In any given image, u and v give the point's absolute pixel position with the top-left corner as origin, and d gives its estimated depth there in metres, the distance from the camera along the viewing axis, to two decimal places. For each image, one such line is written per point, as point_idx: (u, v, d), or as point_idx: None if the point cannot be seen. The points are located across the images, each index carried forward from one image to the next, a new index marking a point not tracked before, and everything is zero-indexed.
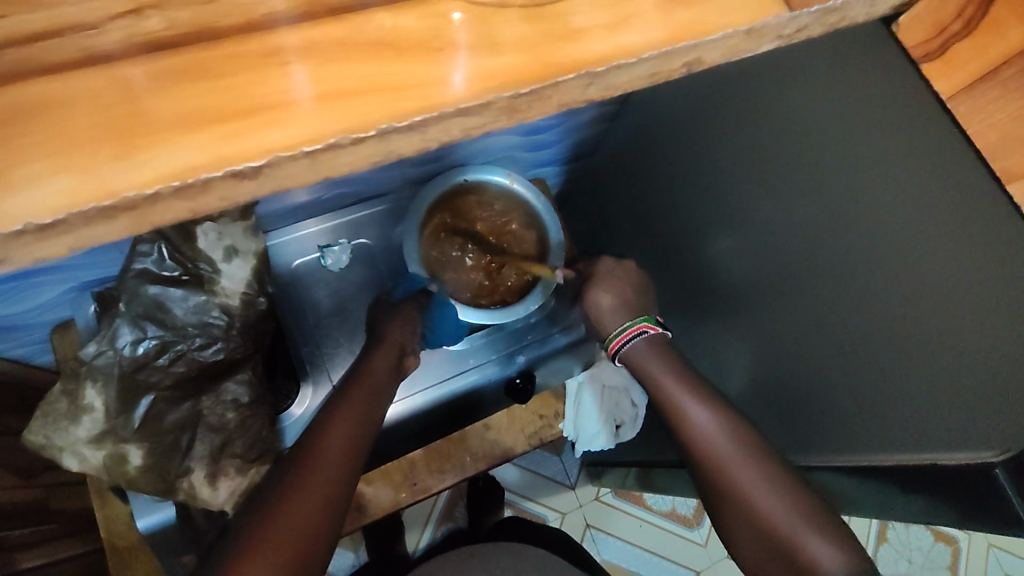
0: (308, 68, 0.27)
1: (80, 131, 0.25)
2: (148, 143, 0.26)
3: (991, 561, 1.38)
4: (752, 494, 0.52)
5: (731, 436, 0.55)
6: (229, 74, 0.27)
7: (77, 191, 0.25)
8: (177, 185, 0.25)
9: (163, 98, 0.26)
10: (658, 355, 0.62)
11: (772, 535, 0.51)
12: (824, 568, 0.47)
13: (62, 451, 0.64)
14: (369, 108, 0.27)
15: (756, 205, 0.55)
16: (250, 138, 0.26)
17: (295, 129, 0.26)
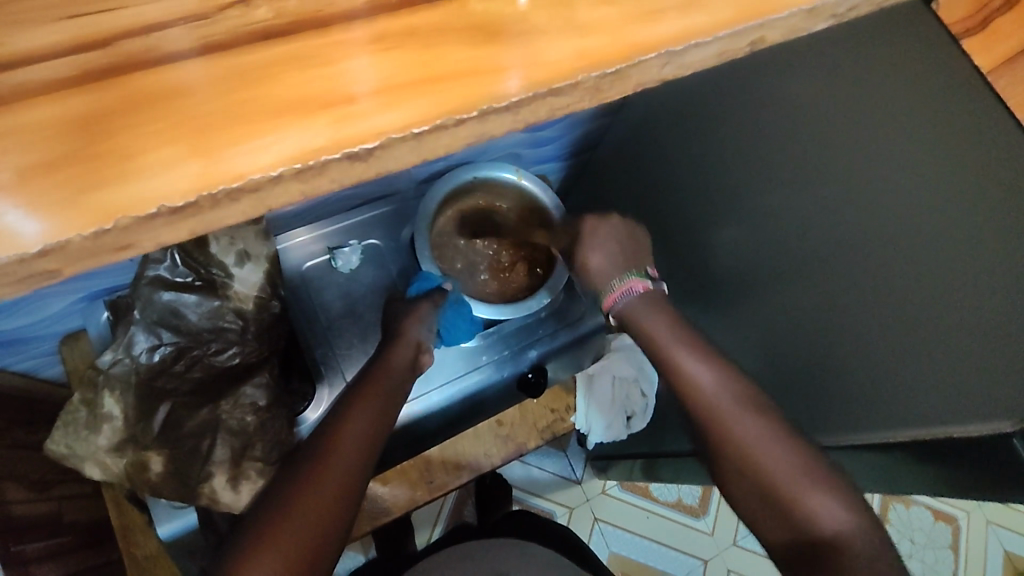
0: (389, 52, 0.21)
1: (135, 123, 0.19)
2: (221, 137, 0.20)
3: (991, 538, 1.40)
4: (754, 449, 0.47)
5: (731, 392, 0.50)
6: (319, 59, 0.21)
7: (132, 196, 0.19)
8: (299, 169, 0.20)
9: (238, 86, 0.20)
10: (652, 307, 0.56)
11: (772, 491, 0.46)
12: (827, 526, 0.43)
13: (84, 460, 0.64)
14: (469, 87, 0.21)
15: (758, 191, 0.55)
16: (351, 123, 0.20)
17: (397, 111, 0.21)
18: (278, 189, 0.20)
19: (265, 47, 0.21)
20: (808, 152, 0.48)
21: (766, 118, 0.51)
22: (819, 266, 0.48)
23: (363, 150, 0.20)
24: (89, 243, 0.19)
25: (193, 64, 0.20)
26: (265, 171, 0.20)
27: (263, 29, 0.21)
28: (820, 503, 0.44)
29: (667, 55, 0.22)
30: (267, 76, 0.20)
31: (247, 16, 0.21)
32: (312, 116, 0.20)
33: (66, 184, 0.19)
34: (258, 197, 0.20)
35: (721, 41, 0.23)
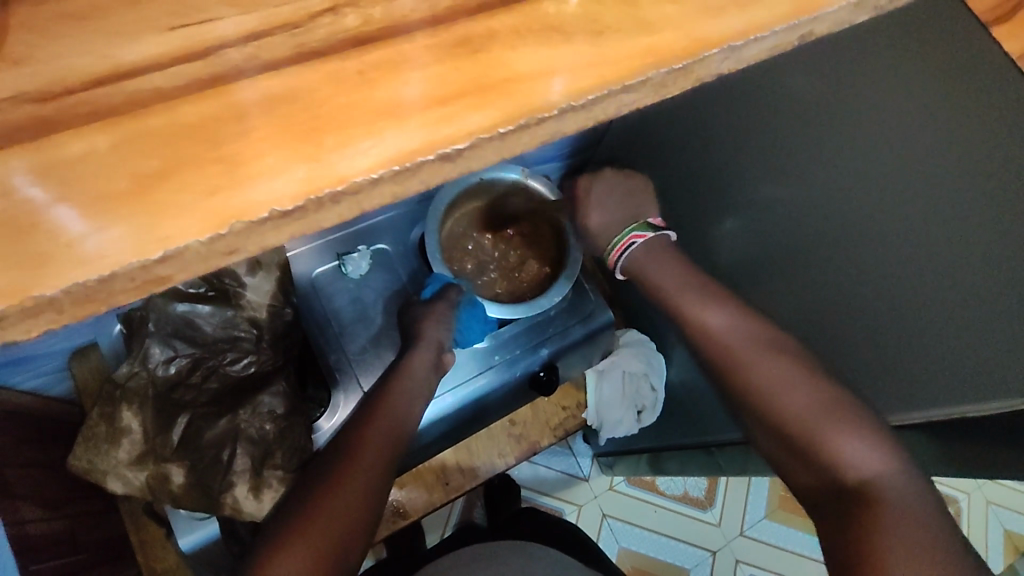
0: (476, 54, 0.17)
1: (170, 127, 0.15)
2: (275, 145, 0.15)
3: (992, 518, 1.42)
4: (774, 389, 0.49)
5: (745, 333, 0.53)
6: (402, 50, 0.16)
7: (161, 226, 0.14)
8: (398, 172, 0.16)
9: (289, 78, 0.16)
10: (662, 257, 0.62)
11: (791, 430, 0.48)
12: (848, 460, 0.44)
13: (106, 474, 0.65)
14: (551, 63, 0.17)
15: (762, 184, 0.55)
16: (427, 124, 0.16)
17: (481, 102, 0.16)
18: (369, 197, 0.16)
19: (355, 46, 0.16)
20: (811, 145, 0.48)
21: (771, 112, 0.51)
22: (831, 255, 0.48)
23: (452, 152, 0.16)
24: (202, 254, 0.15)
25: (282, 68, 0.16)
26: (367, 174, 0.15)
27: (349, 33, 0.16)
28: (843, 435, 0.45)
29: (726, 52, 0.19)
30: (356, 72, 0.16)
31: (340, 17, 0.16)
32: (409, 115, 0.16)
33: (147, 208, 0.14)
34: (350, 205, 0.16)
35: (780, 35, 0.20)
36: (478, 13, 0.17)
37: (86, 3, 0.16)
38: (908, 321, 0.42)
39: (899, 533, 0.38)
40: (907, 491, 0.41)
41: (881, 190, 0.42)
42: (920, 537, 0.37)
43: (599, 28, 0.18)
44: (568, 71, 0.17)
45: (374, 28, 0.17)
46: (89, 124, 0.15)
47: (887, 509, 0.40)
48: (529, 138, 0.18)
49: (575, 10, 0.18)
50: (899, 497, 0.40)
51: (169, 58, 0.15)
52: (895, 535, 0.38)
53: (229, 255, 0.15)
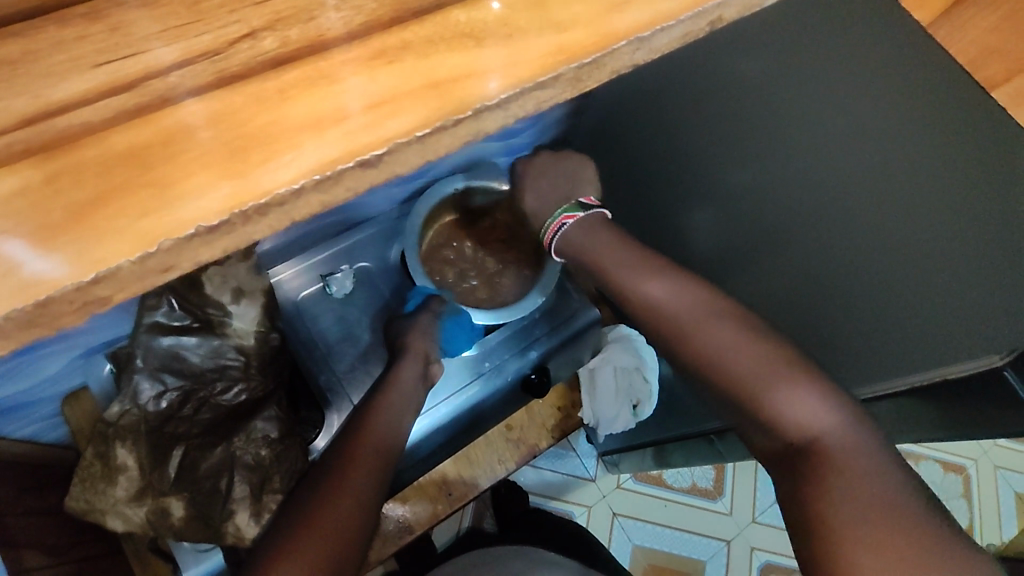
0: (390, 64, 0.18)
1: (101, 159, 0.16)
2: (194, 165, 0.16)
3: (1001, 482, 1.43)
4: (722, 353, 0.49)
5: (688, 299, 0.53)
6: (319, 68, 0.17)
7: (98, 247, 0.15)
8: (320, 178, 0.16)
9: (212, 104, 0.17)
10: (598, 234, 0.61)
11: (738, 391, 0.48)
12: (798, 418, 0.44)
13: (105, 513, 0.65)
14: (455, 69, 0.18)
15: (730, 171, 0.56)
16: (341, 137, 0.17)
17: (394, 109, 0.17)
18: (297, 204, 0.17)
19: (273, 67, 0.17)
20: (767, 128, 0.49)
21: (721, 98, 0.52)
22: (799, 230, 0.49)
23: (372, 158, 0.17)
24: (136, 272, 0.16)
25: (209, 92, 0.17)
26: (291, 184, 0.16)
27: (266, 55, 0.17)
28: (793, 399, 0.45)
29: (635, 43, 0.20)
30: (277, 91, 0.17)
31: (258, 41, 0.17)
32: (333, 125, 0.17)
33: (84, 229, 0.15)
34: (278, 213, 0.17)
35: (686, 23, 0.21)
36: (393, 26, 0.18)
37: (17, 48, 0.16)
38: (882, 288, 0.43)
39: (860, 504, 0.38)
40: (861, 455, 0.41)
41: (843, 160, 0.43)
42: (875, 506, 0.37)
43: (511, 31, 0.19)
44: (491, 72, 0.18)
45: (293, 49, 0.18)
46: (22, 161, 0.16)
47: (839, 477, 0.40)
48: (451, 140, 0.19)
49: (487, 17, 0.19)
50: (855, 464, 0.40)
51: (96, 92, 0.16)
52: (850, 509, 0.38)
53: (166, 272, 0.16)
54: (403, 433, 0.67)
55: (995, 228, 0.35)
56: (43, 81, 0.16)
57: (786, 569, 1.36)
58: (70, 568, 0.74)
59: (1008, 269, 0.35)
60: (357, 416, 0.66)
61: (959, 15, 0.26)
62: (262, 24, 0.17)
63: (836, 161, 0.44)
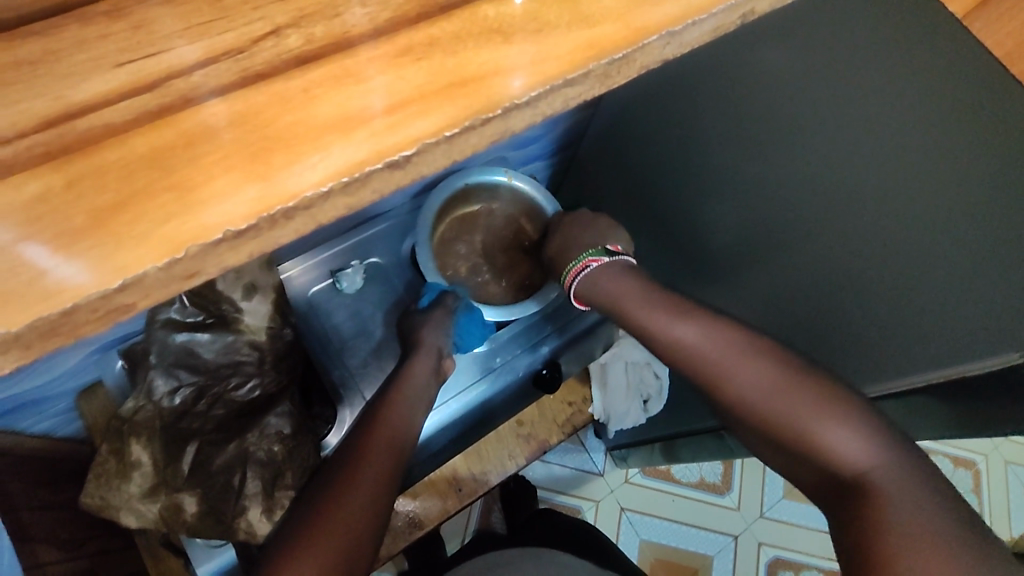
0: (421, 60, 0.17)
1: (124, 163, 0.15)
2: (216, 168, 0.16)
3: (1012, 478, 1.42)
4: (762, 397, 0.49)
5: (724, 339, 0.52)
6: (347, 67, 0.17)
7: (125, 254, 0.15)
8: (347, 181, 0.16)
9: (236, 106, 0.16)
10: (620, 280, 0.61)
11: (780, 426, 0.48)
12: (843, 455, 0.44)
13: (119, 509, 0.65)
14: (485, 68, 0.18)
15: (747, 169, 0.55)
16: (370, 140, 0.16)
17: (422, 110, 0.17)
18: (324, 205, 0.16)
19: (298, 65, 0.17)
20: (788, 124, 0.48)
21: (739, 93, 0.52)
22: (819, 226, 0.48)
23: (400, 159, 0.17)
24: (161, 279, 0.15)
25: (232, 92, 0.16)
26: (318, 188, 0.16)
27: (290, 52, 0.17)
28: (834, 433, 0.45)
29: (666, 37, 0.19)
30: (301, 90, 0.16)
31: (282, 39, 0.17)
32: (361, 122, 0.17)
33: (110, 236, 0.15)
34: (302, 217, 0.16)
35: (719, 16, 0.20)
36: (419, 22, 0.18)
37: (38, 48, 0.16)
38: (908, 286, 0.42)
39: (901, 532, 0.37)
40: (906, 485, 0.40)
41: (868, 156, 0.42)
42: (920, 533, 0.36)
43: (541, 26, 0.18)
44: (521, 68, 0.18)
45: (315, 46, 0.17)
46: (43, 164, 0.15)
47: (884, 507, 0.39)
48: (479, 138, 0.18)
49: (516, 10, 0.18)
50: (898, 495, 0.39)
51: (118, 93, 0.16)
52: (897, 538, 0.37)
53: (190, 277, 0.16)
54: (416, 430, 0.67)
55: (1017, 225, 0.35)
56: (71, 83, 0.16)
57: (795, 564, 1.36)
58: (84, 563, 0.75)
59: None
60: (370, 410, 0.66)
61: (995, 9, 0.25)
62: (286, 20, 0.17)
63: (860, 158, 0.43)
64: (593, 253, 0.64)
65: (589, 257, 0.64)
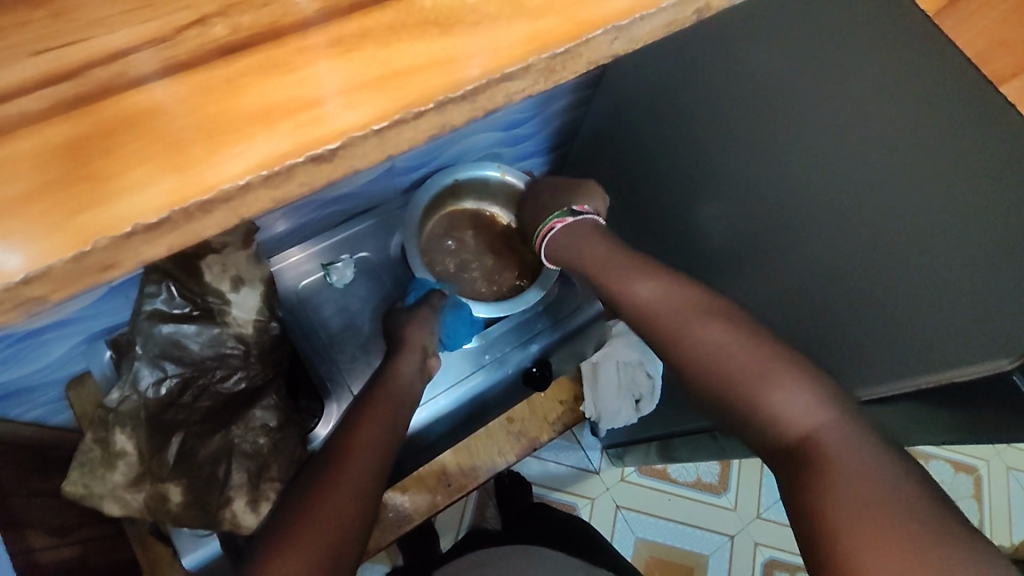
0: (350, 52, 0.20)
1: (54, 150, 0.19)
2: (132, 159, 0.19)
3: (1013, 484, 1.40)
4: (717, 350, 0.53)
5: (687, 308, 0.58)
6: (291, 57, 0.20)
7: (52, 234, 0.19)
8: (267, 174, 0.20)
9: (153, 99, 0.20)
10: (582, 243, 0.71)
11: (727, 385, 0.51)
12: (785, 414, 0.47)
13: (103, 498, 0.65)
14: (426, 60, 0.20)
15: (743, 162, 0.56)
16: (288, 133, 0.20)
17: (349, 103, 0.20)
18: (250, 194, 0.20)
19: (220, 54, 0.20)
20: (782, 119, 0.48)
21: (734, 89, 0.52)
22: (811, 224, 0.49)
23: (323, 150, 0.20)
24: (73, 269, 0.19)
25: (155, 81, 0.20)
26: (236, 180, 0.20)
27: (224, 44, 0.20)
28: (782, 396, 0.48)
29: (612, 30, 0.21)
30: (226, 81, 0.20)
31: (208, 27, 0.20)
32: (312, 111, 0.20)
33: (67, 198, 0.19)
34: (236, 200, 0.20)
35: (670, 10, 0.21)
36: (353, 18, 0.21)
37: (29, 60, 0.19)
38: (910, 276, 0.42)
39: (848, 503, 0.39)
40: (853, 446, 0.42)
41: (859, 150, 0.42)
42: (870, 505, 0.38)
43: (494, 16, 0.21)
44: (480, 54, 0.20)
45: (245, 37, 0.20)
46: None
47: (830, 473, 0.41)
48: (413, 131, 0.21)
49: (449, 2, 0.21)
50: (845, 462, 0.41)
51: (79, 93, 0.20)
52: (841, 506, 0.39)
53: (106, 269, 0.20)
54: (405, 419, 0.67)
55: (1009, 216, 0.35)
56: (40, 72, 0.19)
57: (791, 566, 1.35)
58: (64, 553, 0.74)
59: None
60: (355, 410, 0.66)
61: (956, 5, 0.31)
62: (214, 10, 0.20)
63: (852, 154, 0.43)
64: (558, 215, 0.74)
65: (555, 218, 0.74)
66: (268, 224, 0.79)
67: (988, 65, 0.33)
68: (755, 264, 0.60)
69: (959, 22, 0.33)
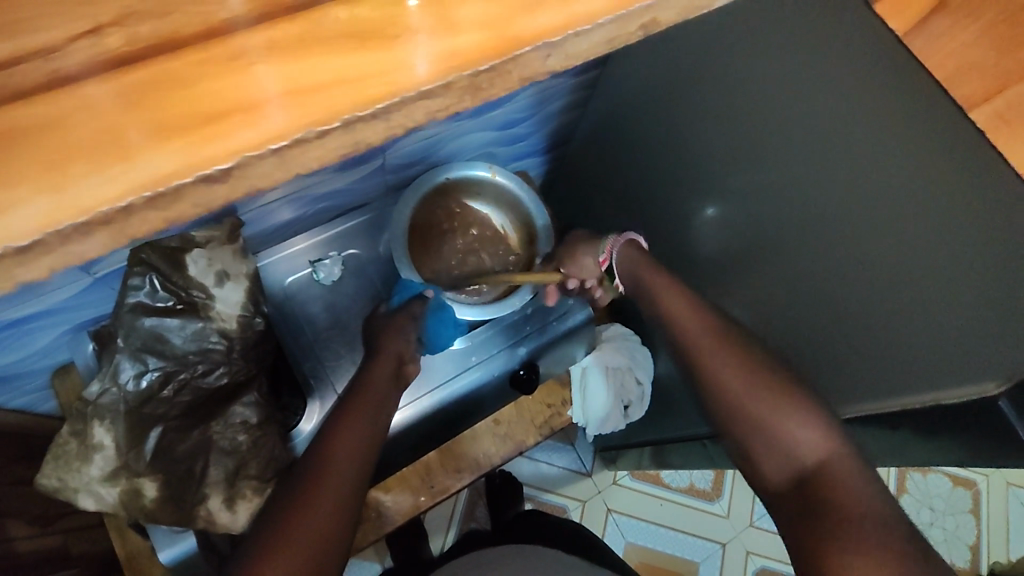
0: (286, 59, 0.23)
1: None
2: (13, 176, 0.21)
3: (1012, 500, 1.38)
4: (732, 379, 0.56)
5: (711, 330, 0.60)
6: (233, 59, 0.23)
7: None
8: (150, 196, 0.21)
9: (33, 120, 0.21)
10: (640, 258, 0.70)
11: (745, 414, 0.55)
12: (801, 449, 0.51)
13: (77, 491, 0.65)
14: (359, 69, 0.23)
15: (736, 168, 0.55)
16: (178, 152, 0.22)
17: (265, 119, 0.22)
18: (134, 217, 0.22)
19: (114, 65, 0.22)
20: (776, 127, 0.48)
21: (732, 96, 0.52)
22: (813, 234, 0.49)
23: (215, 171, 0.22)
24: None
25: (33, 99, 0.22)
26: (116, 203, 0.21)
27: (119, 55, 0.22)
28: (796, 431, 0.52)
29: (546, 45, 0.24)
30: (112, 99, 0.22)
31: (98, 37, 0.22)
32: (259, 111, 0.22)
33: None
34: (123, 222, 0.22)
35: (608, 26, 0.25)
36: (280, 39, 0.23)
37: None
38: (904, 280, 0.42)
39: (846, 544, 0.45)
40: (855, 494, 0.47)
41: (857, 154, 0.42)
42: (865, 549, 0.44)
43: (438, 29, 0.24)
44: (422, 62, 0.23)
45: (139, 48, 0.23)
46: None
47: (836, 515, 0.47)
48: (316, 149, 0.23)
49: (366, 15, 0.24)
50: (849, 505, 0.47)
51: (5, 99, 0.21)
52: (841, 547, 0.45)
53: None
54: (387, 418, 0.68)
55: (1001, 228, 0.35)
56: None
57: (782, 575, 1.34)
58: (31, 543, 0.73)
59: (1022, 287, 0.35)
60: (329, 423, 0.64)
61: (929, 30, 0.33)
62: (111, 19, 0.23)
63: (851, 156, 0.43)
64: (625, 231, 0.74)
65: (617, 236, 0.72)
66: (254, 217, 0.77)
67: (955, 90, 0.33)
68: (746, 274, 0.59)
69: (929, 41, 0.34)
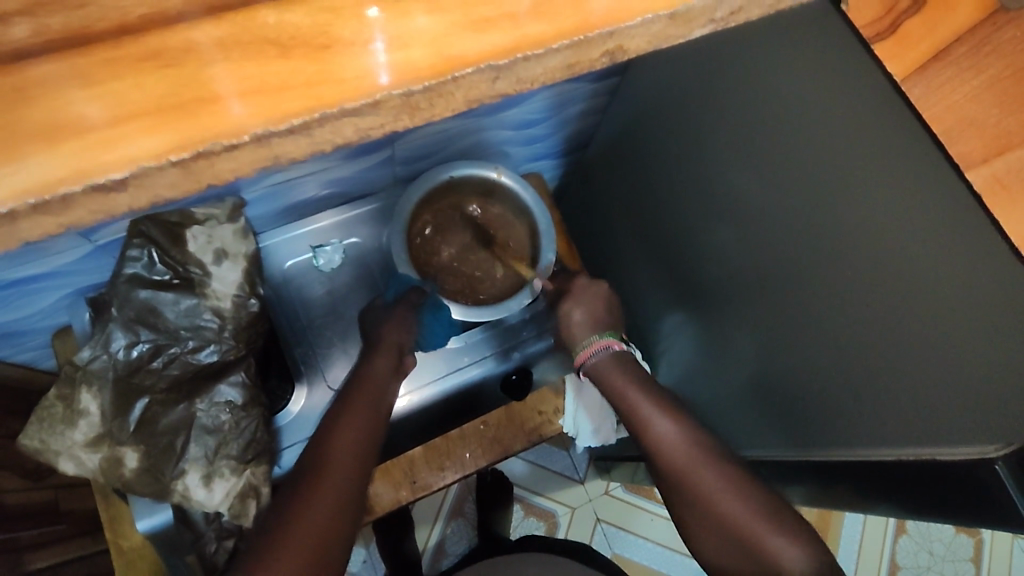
0: (239, 61, 0.25)
1: None
2: None
3: (1016, 552, 1.33)
4: (716, 498, 0.54)
5: (691, 442, 0.58)
6: (185, 52, 0.25)
7: None
8: (33, 203, 0.24)
9: None
10: (621, 371, 0.65)
11: (735, 534, 0.52)
12: (786, 566, 0.49)
13: (58, 454, 0.65)
14: (309, 75, 0.26)
15: (738, 189, 0.54)
16: (87, 156, 0.24)
17: (210, 128, 0.25)
18: (21, 221, 0.24)
19: (45, 53, 0.25)
20: (776, 153, 0.48)
21: (733, 114, 0.52)
22: (809, 269, 0.47)
23: (112, 177, 0.24)
24: None
25: None
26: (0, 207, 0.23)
27: (26, 47, 0.25)
28: (779, 546, 0.50)
29: (491, 67, 0.27)
30: (28, 97, 0.24)
31: (10, 26, 0.25)
32: (218, 105, 0.25)
33: None
34: (9, 225, 0.24)
35: (566, 49, 0.27)
36: (223, 42, 0.25)
37: None
38: (894, 320, 0.41)
39: None
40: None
41: (837, 186, 0.42)
42: None
43: (398, 44, 0.26)
44: (380, 71, 0.26)
45: (47, 38, 0.25)
46: None
47: None
48: (227, 161, 0.26)
49: (298, 21, 0.26)
50: None
51: None
52: None
53: None
54: (389, 402, 0.68)
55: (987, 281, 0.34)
56: None
57: None
58: (15, 498, 0.75)
59: (1009, 344, 0.34)
60: (324, 426, 0.63)
61: (930, 74, 0.34)
62: (21, 8, 0.25)
63: (831, 188, 0.43)
64: (613, 336, 0.70)
65: (612, 339, 0.69)
66: (261, 197, 0.77)
67: (955, 146, 0.33)
68: (740, 301, 0.59)
69: (927, 90, 0.34)
